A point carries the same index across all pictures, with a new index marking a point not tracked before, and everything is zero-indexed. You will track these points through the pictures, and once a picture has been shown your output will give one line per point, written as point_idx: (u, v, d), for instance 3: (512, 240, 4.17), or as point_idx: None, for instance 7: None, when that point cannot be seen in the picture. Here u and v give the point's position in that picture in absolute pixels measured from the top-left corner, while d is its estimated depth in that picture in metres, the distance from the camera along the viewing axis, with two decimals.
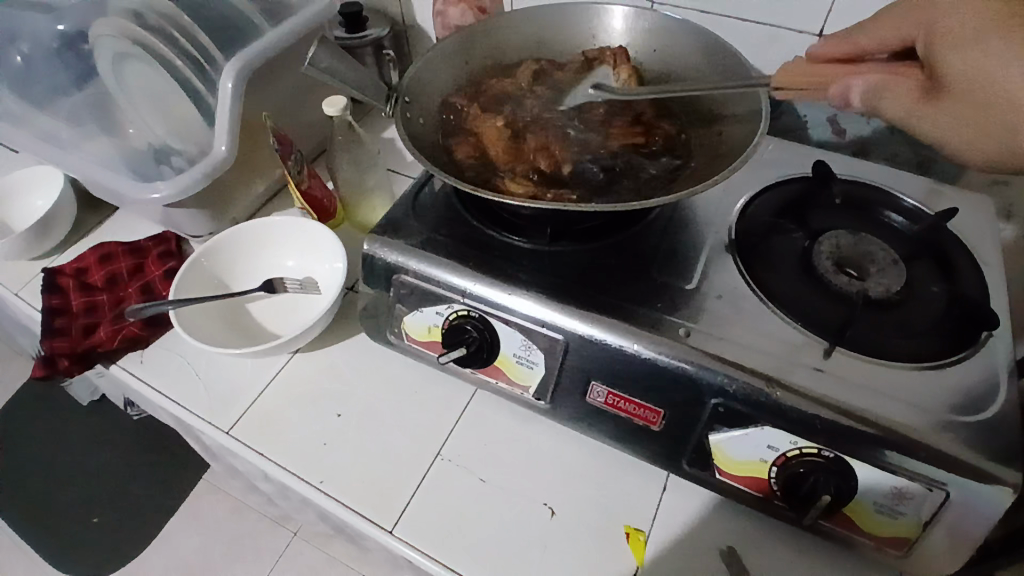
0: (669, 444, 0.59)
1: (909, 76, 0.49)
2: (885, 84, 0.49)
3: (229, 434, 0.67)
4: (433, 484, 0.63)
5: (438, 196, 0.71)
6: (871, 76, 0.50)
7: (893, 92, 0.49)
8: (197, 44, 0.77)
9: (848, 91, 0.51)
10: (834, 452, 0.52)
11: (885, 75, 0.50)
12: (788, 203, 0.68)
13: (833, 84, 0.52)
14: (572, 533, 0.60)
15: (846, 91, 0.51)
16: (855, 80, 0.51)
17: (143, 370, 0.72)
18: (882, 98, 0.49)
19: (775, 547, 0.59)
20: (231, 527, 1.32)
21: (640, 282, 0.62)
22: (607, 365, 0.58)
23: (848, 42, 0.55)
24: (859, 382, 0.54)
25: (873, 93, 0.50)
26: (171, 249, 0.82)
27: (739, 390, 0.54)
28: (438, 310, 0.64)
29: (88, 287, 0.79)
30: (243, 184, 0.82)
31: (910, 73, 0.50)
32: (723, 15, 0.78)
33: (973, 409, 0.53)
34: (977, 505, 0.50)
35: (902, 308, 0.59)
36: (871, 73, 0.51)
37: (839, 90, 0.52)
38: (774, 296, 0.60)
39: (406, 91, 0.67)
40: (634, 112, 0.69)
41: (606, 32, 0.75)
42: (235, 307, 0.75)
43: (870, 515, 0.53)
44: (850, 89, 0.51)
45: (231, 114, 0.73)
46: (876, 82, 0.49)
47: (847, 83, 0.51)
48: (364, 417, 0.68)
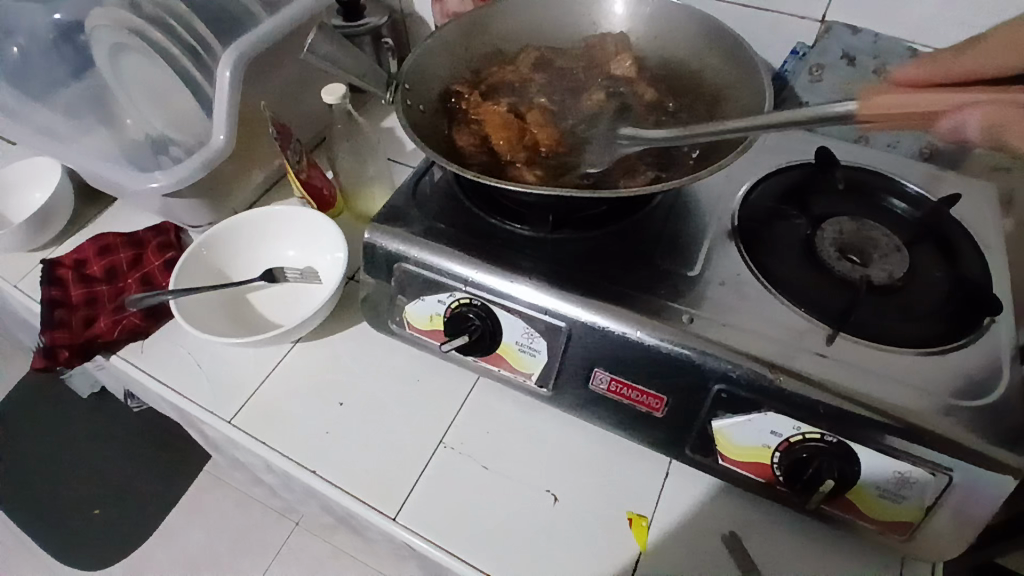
0: (672, 431, 0.59)
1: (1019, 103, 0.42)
2: (999, 117, 0.43)
3: (231, 424, 0.67)
4: (436, 472, 0.63)
5: (439, 184, 0.71)
6: (984, 110, 0.44)
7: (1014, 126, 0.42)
8: (192, 31, 0.77)
9: (960, 126, 0.45)
10: (837, 437, 0.52)
11: (1001, 107, 0.43)
12: (790, 190, 0.68)
13: (942, 116, 0.46)
14: (575, 520, 0.60)
15: (959, 127, 0.45)
16: (967, 113, 0.44)
17: (144, 361, 0.72)
18: (1002, 133, 0.43)
19: (778, 532, 0.59)
20: (233, 518, 1.33)
21: (643, 270, 0.62)
22: (610, 352, 0.58)
23: (962, 65, 0.48)
24: (862, 367, 0.54)
25: (993, 126, 0.43)
26: (170, 240, 0.81)
27: (743, 376, 0.54)
28: (440, 298, 0.64)
29: (87, 278, 0.79)
30: (242, 174, 0.82)
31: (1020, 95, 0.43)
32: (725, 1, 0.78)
33: (976, 394, 0.53)
34: (981, 488, 0.50)
35: (905, 293, 0.59)
36: (977, 102, 0.44)
37: (951, 124, 0.45)
38: (777, 282, 0.60)
39: (406, 78, 0.66)
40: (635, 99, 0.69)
41: (606, 17, 0.75)
42: (235, 297, 0.74)
43: (874, 500, 0.53)
44: (966, 124, 0.45)
45: (230, 103, 0.73)
46: (992, 118, 0.43)
47: (959, 118, 0.45)
48: (367, 406, 0.68)
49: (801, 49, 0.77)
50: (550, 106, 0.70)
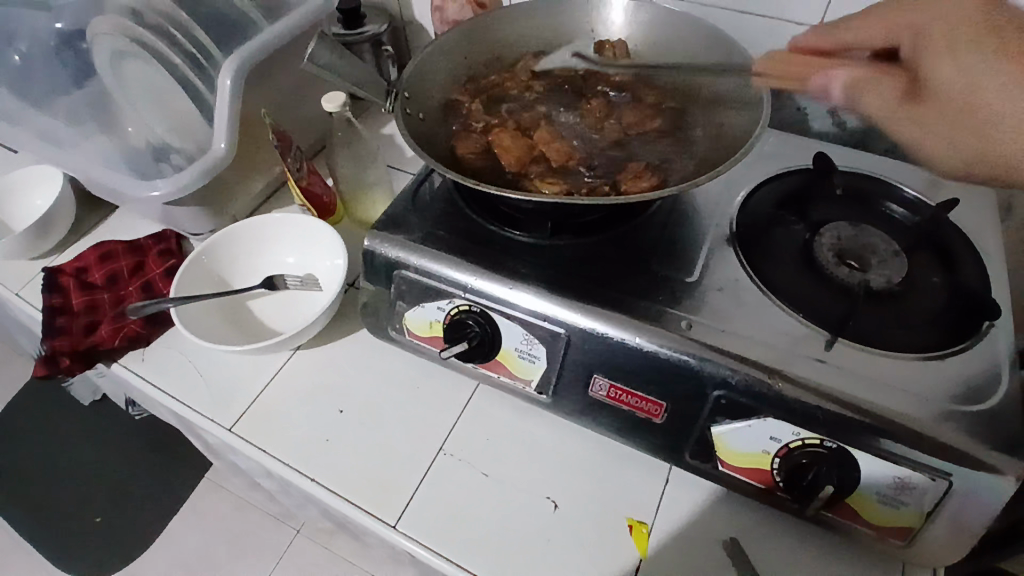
0: (672, 437, 0.59)
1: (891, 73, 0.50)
2: (863, 80, 0.50)
3: (232, 432, 0.67)
4: (436, 479, 0.63)
5: (439, 191, 0.71)
6: (851, 71, 0.51)
7: (870, 89, 0.50)
8: (193, 39, 0.77)
9: (828, 83, 0.52)
10: (836, 442, 0.52)
11: (867, 71, 0.51)
12: (788, 195, 0.68)
13: (812, 76, 0.53)
14: (574, 527, 0.60)
15: (826, 85, 0.52)
16: (835, 72, 0.52)
17: (145, 368, 0.72)
18: (862, 91, 0.50)
19: (778, 538, 0.59)
20: (234, 524, 1.33)
21: (642, 276, 0.62)
22: (609, 358, 0.58)
23: (831, 39, 0.57)
24: (860, 372, 0.54)
25: (855, 85, 0.51)
26: (171, 247, 0.82)
27: (742, 382, 0.54)
28: (439, 305, 0.64)
29: (89, 286, 0.79)
30: (243, 182, 0.82)
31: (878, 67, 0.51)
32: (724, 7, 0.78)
33: (974, 399, 0.53)
34: (979, 494, 0.50)
35: (902, 299, 0.59)
36: (854, 66, 0.52)
37: (820, 82, 0.53)
38: (776, 288, 0.60)
39: (406, 86, 0.66)
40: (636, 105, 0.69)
41: (605, 25, 0.75)
42: (236, 304, 0.74)
43: (873, 506, 0.53)
44: (831, 83, 0.52)
45: (230, 111, 0.73)
46: (855, 77, 0.51)
47: (830, 76, 0.52)
48: (367, 413, 0.68)
49: None
50: (549, 114, 0.70)
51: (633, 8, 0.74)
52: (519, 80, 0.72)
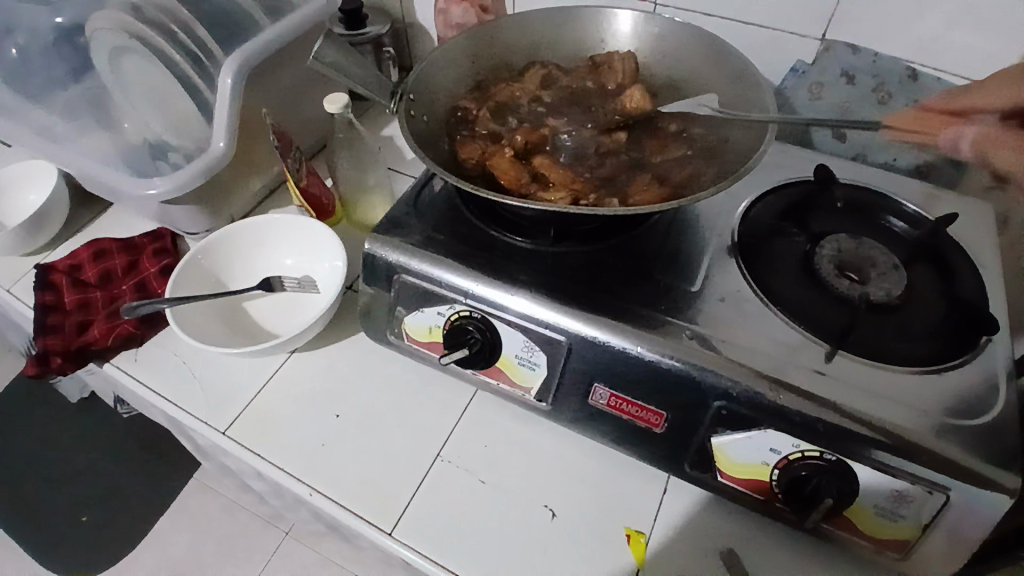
0: (671, 447, 0.59)
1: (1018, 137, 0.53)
2: (993, 139, 0.54)
3: (226, 435, 0.66)
4: (433, 486, 0.62)
5: (440, 195, 0.71)
6: (981, 128, 0.55)
7: (1000, 145, 0.53)
8: (195, 37, 0.75)
9: (958, 138, 0.56)
10: (836, 455, 0.52)
11: (997, 129, 0.54)
12: (789, 206, 0.69)
13: (942, 133, 0.58)
14: (572, 536, 0.59)
15: (955, 143, 0.56)
16: (965, 131, 0.56)
17: (137, 369, 0.71)
18: (988, 150, 0.54)
19: (774, 549, 0.59)
20: (222, 527, 1.31)
21: (644, 285, 0.62)
22: (611, 368, 0.58)
23: (963, 101, 0.59)
24: (860, 385, 0.54)
25: (983, 144, 0.55)
26: (166, 246, 0.81)
27: (743, 392, 0.54)
28: (440, 310, 0.63)
29: (82, 283, 0.78)
30: (241, 181, 0.82)
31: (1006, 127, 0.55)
32: (730, 18, 0.78)
33: (973, 413, 0.53)
34: (978, 507, 0.50)
35: (900, 313, 0.60)
36: (982, 124, 0.55)
37: (949, 140, 0.57)
38: (778, 299, 0.60)
39: (411, 88, 0.66)
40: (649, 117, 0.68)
41: (613, 36, 0.74)
42: (231, 305, 0.74)
43: (871, 518, 0.53)
44: (960, 140, 0.56)
45: (230, 109, 0.73)
46: (983, 136, 0.54)
47: (958, 135, 0.56)
48: (363, 417, 0.67)
49: (801, 67, 0.78)
50: (552, 122, 0.70)
51: (641, 21, 0.73)
52: (524, 88, 0.71)
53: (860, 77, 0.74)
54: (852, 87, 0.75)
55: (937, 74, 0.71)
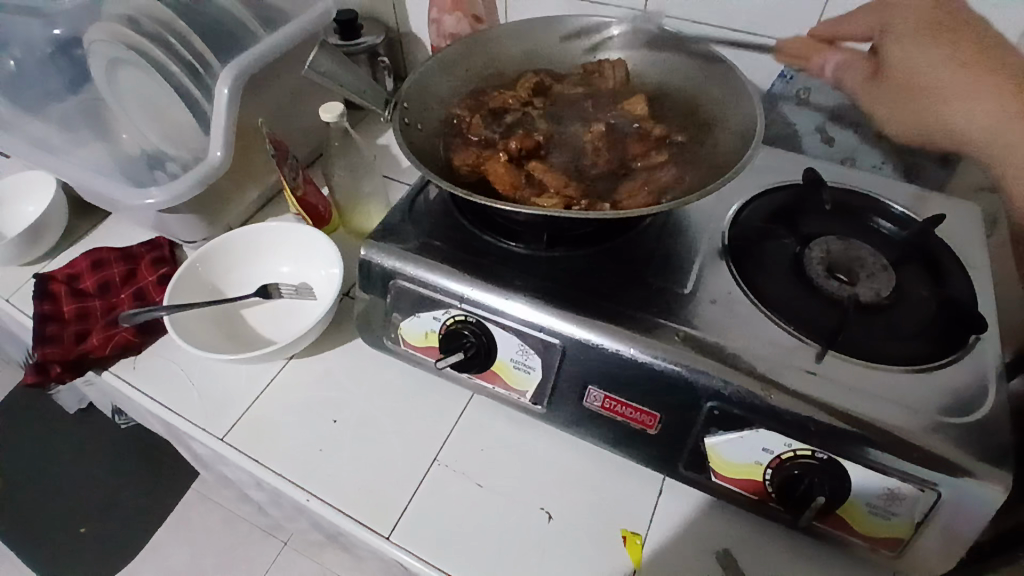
0: (665, 448, 0.59)
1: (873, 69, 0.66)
2: (848, 65, 0.68)
3: (224, 441, 0.66)
4: (430, 489, 0.63)
5: (435, 202, 0.72)
6: (841, 56, 0.68)
7: (853, 71, 0.68)
8: (191, 49, 0.76)
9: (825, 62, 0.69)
10: (827, 454, 0.53)
11: (851, 58, 0.68)
12: (779, 210, 0.70)
13: (815, 58, 0.69)
14: (569, 537, 0.60)
15: (823, 64, 0.69)
16: (830, 57, 0.68)
17: (135, 377, 0.71)
18: (845, 76, 0.68)
19: (770, 549, 0.59)
20: (220, 537, 1.31)
21: (637, 289, 0.63)
22: (604, 370, 0.58)
23: (837, 27, 0.67)
24: (850, 384, 0.55)
25: (842, 69, 0.69)
26: (164, 255, 0.81)
27: (735, 392, 0.54)
28: (435, 315, 0.64)
29: (80, 293, 0.78)
30: (238, 189, 0.82)
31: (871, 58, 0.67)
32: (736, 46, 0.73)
33: (963, 411, 0.54)
34: (969, 504, 0.50)
35: (889, 313, 0.60)
36: (844, 53, 0.68)
37: (819, 62, 0.69)
38: (769, 301, 0.61)
39: (405, 96, 0.67)
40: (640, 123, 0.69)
41: (604, 44, 0.75)
42: (229, 313, 0.74)
43: (865, 517, 0.54)
44: (826, 64, 0.69)
45: (226, 120, 0.74)
46: (843, 62, 0.68)
47: (824, 60, 0.68)
48: (360, 422, 0.68)
49: (788, 72, 0.79)
50: (545, 128, 0.70)
51: (629, 30, 0.74)
52: (517, 95, 0.72)
53: None
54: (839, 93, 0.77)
55: None
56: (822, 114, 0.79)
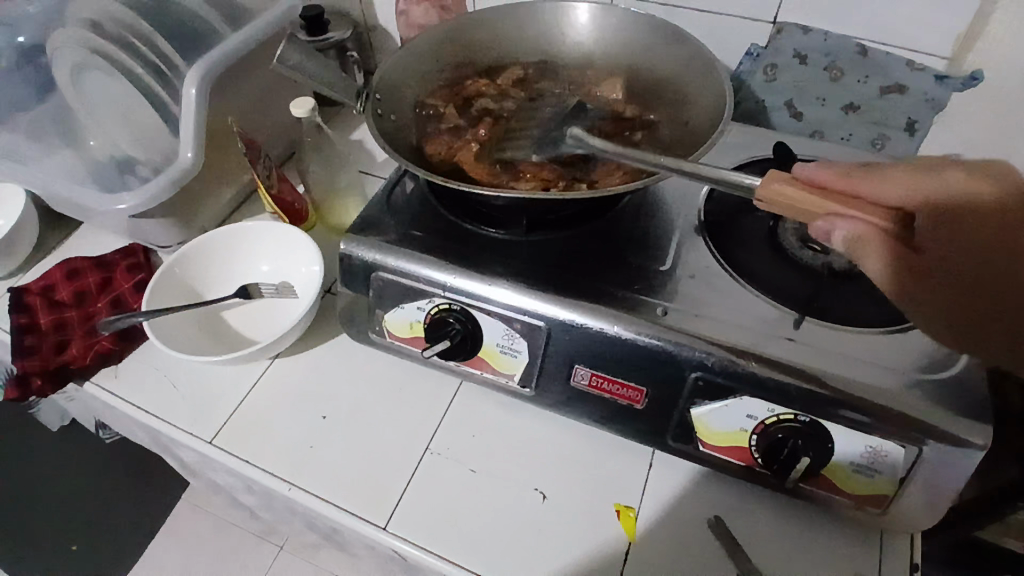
0: (653, 422, 0.60)
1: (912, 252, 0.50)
2: (862, 239, 0.48)
3: (213, 444, 0.66)
4: (424, 478, 0.63)
5: (413, 194, 0.72)
6: (857, 224, 0.48)
7: (865, 245, 0.48)
8: (155, 49, 0.75)
9: (831, 229, 0.48)
10: (809, 417, 0.54)
11: (869, 226, 0.48)
12: (752, 184, 0.71)
13: (820, 214, 0.48)
14: (564, 516, 0.60)
15: (829, 230, 0.48)
16: (840, 222, 0.47)
17: (119, 385, 0.70)
18: (858, 250, 0.48)
19: (760, 514, 0.61)
20: (216, 546, 1.29)
21: (617, 267, 0.63)
22: (590, 349, 0.59)
23: (841, 180, 0.50)
24: (828, 348, 0.56)
25: (854, 241, 0.48)
26: (140, 261, 0.80)
27: (718, 362, 0.55)
28: (419, 304, 0.64)
29: (56, 303, 0.76)
30: (210, 190, 0.81)
31: (894, 231, 0.48)
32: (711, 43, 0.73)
33: (937, 368, 0.56)
34: (947, 458, 0.52)
35: (862, 277, 0.62)
36: (860, 212, 0.48)
37: (821, 228, 0.48)
38: (747, 273, 0.62)
39: (378, 88, 0.66)
40: (614, 108, 0.70)
41: (576, 29, 0.74)
42: (210, 316, 0.73)
43: (849, 476, 0.55)
44: (834, 231, 0.48)
45: (196, 121, 0.73)
46: (856, 236, 0.48)
47: (831, 222, 0.48)
48: (350, 416, 0.68)
49: (755, 50, 0.81)
50: (519, 115, 0.71)
51: (601, 14, 0.73)
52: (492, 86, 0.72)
53: (813, 56, 0.78)
54: (805, 67, 0.79)
55: (886, 48, 0.74)
56: (789, 88, 0.81)
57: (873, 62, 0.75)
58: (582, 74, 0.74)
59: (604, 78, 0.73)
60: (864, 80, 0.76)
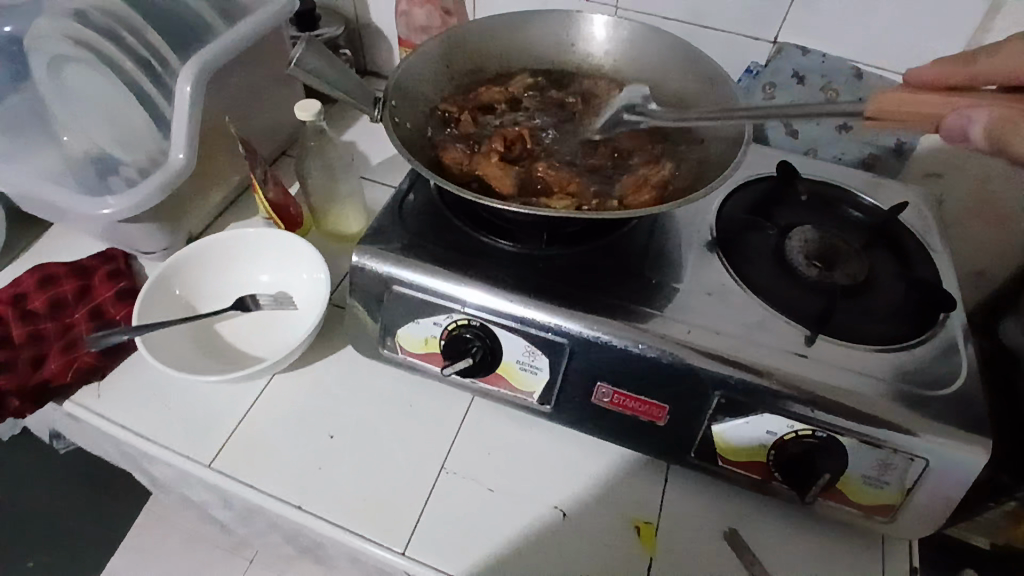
0: (673, 438, 0.61)
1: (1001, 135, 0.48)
2: (1009, 118, 0.45)
3: (213, 468, 0.62)
4: (441, 498, 0.62)
5: (422, 204, 0.70)
6: (993, 109, 0.46)
7: (1023, 123, 0.45)
8: (145, 42, 0.70)
9: (969, 121, 0.47)
10: (826, 432, 0.56)
11: (1002, 105, 0.47)
12: (758, 201, 0.72)
13: (948, 115, 0.48)
14: (585, 533, 0.60)
15: (966, 125, 0.47)
16: (976, 111, 0.47)
17: (103, 405, 0.65)
18: (1014, 127, 0.45)
19: (773, 527, 0.62)
20: (183, 561, 1.24)
21: (635, 284, 0.64)
22: (613, 366, 0.59)
23: (964, 70, 0.52)
24: (841, 364, 0.58)
25: (1003, 127, 0.46)
26: (121, 268, 0.74)
27: (741, 379, 0.57)
28: (436, 320, 0.62)
29: (29, 314, 0.70)
30: (198, 193, 0.77)
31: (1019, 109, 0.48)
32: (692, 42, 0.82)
33: (941, 384, 0.58)
34: (953, 469, 0.55)
35: (866, 295, 0.65)
36: (984, 104, 0.47)
37: (956, 124, 0.47)
38: (760, 290, 0.64)
39: (392, 94, 0.64)
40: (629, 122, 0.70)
41: (589, 42, 0.73)
42: (204, 328, 0.69)
43: (860, 488, 0.58)
44: (972, 121, 0.47)
45: (191, 120, 0.69)
46: (999, 114, 0.46)
47: (966, 117, 0.47)
48: (361, 434, 0.65)
49: (754, 69, 0.83)
50: (532, 125, 0.70)
51: (614, 27, 0.72)
52: (505, 96, 0.71)
53: (810, 77, 0.79)
54: (802, 87, 0.79)
55: (880, 70, 0.78)
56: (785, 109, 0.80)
57: (867, 83, 0.78)
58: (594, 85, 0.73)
59: (614, 90, 0.72)
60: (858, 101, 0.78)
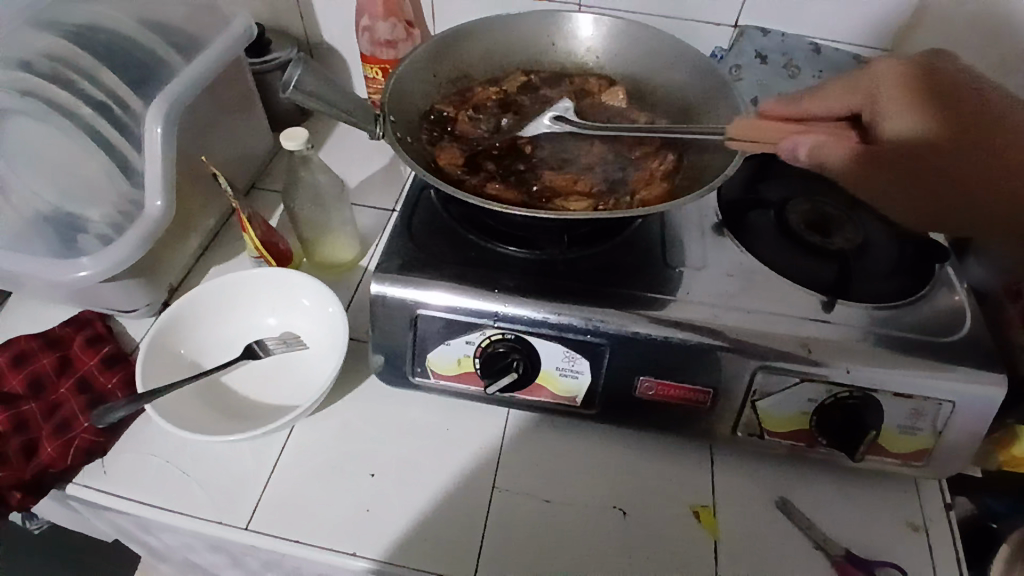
0: (718, 420, 0.62)
1: (877, 155, 0.57)
2: (829, 145, 0.58)
3: (251, 530, 0.58)
4: (499, 520, 0.60)
5: (430, 222, 0.68)
6: (812, 137, 0.58)
7: (832, 150, 0.58)
8: (100, 85, 0.66)
9: (797, 147, 0.58)
10: (863, 391, 0.58)
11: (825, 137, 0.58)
12: (749, 179, 0.75)
13: (781, 141, 0.58)
14: (648, 528, 0.60)
15: (794, 148, 0.58)
16: (800, 140, 0.58)
17: (111, 484, 0.60)
18: (825, 154, 0.58)
19: (821, 490, 0.64)
20: None
21: (658, 274, 0.64)
22: (654, 359, 0.60)
23: (796, 107, 0.64)
24: (863, 323, 0.61)
25: (818, 151, 0.58)
26: (101, 332, 0.68)
27: (776, 353, 0.58)
28: (468, 339, 0.61)
29: (8, 397, 0.64)
30: (176, 240, 0.72)
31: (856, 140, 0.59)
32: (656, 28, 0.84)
33: (951, 328, 0.62)
34: (978, 406, 0.58)
35: (867, 256, 0.68)
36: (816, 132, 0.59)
37: (788, 145, 0.58)
38: (776, 264, 0.66)
39: (388, 109, 0.63)
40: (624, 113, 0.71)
41: (574, 39, 0.74)
42: (213, 384, 0.64)
43: (896, 438, 0.60)
44: (797, 147, 0.58)
45: (164, 163, 0.64)
46: (815, 144, 0.58)
47: (795, 142, 0.58)
48: (401, 467, 0.63)
49: (718, 52, 0.85)
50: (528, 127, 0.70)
51: (595, 24, 0.73)
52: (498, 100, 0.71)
53: (771, 56, 0.83)
54: (766, 67, 0.83)
55: (834, 44, 0.82)
56: (753, 89, 0.84)
57: (826, 57, 0.82)
58: (581, 83, 0.74)
59: (606, 86, 0.72)
60: (819, 75, 0.82)
